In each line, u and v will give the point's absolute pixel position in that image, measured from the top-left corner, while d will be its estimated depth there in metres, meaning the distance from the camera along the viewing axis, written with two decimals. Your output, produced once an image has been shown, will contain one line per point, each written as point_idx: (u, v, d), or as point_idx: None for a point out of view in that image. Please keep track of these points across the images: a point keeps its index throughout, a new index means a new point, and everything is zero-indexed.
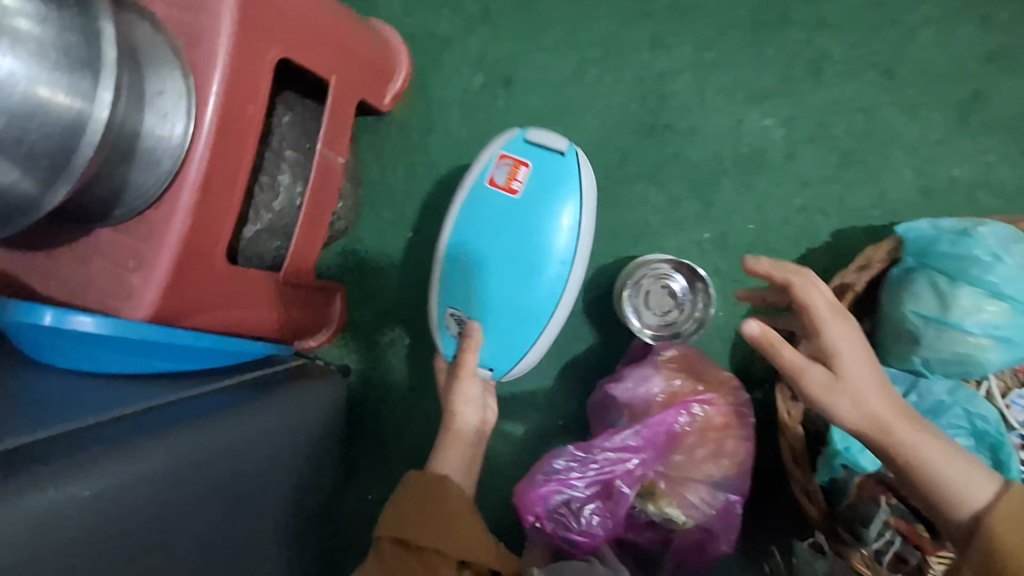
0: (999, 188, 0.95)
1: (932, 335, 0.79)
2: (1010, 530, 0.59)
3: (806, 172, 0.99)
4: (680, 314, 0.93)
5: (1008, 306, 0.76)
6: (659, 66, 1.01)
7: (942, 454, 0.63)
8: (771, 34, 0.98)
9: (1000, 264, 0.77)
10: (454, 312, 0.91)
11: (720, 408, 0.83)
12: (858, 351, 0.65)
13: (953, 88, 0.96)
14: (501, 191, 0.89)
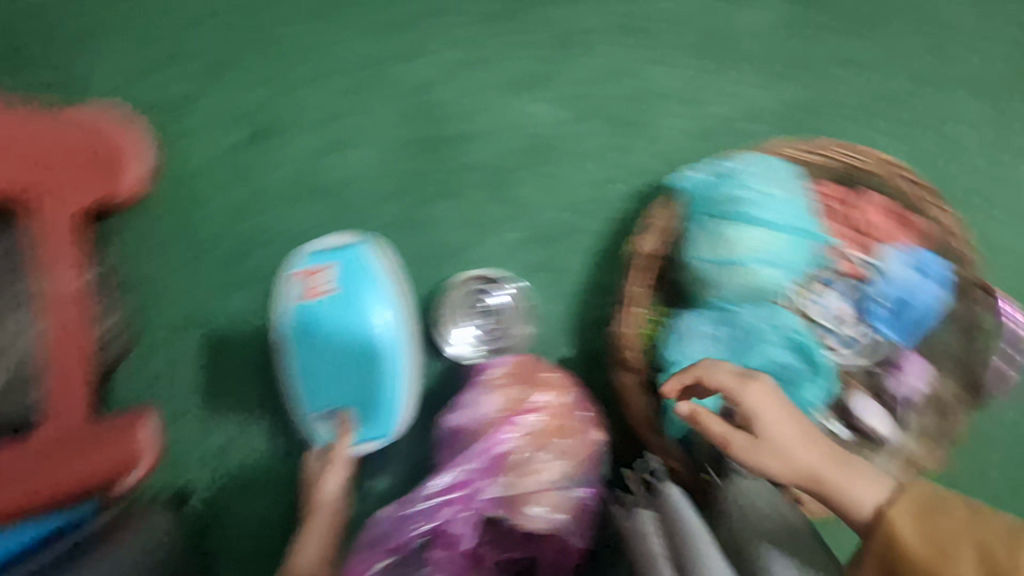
0: (755, 115, 1.03)
1: (725, 277, 0.86)
2: (903, 528, 0.51)
3: (587, 145, 1.02)
4: (506, 317, 0.98)
5: (778, 233, 0.85)
6: (413, 82, 1.00)
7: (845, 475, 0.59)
8: (517, 20, 1.00)
9: (762, 197, 0.85)
10: (319, 415, 0.88)
11: (553, 411, 0.82)
12: (770, 409, 0.67)
13: (693, 33, 1.02)
14: (316, 299, 0.87)
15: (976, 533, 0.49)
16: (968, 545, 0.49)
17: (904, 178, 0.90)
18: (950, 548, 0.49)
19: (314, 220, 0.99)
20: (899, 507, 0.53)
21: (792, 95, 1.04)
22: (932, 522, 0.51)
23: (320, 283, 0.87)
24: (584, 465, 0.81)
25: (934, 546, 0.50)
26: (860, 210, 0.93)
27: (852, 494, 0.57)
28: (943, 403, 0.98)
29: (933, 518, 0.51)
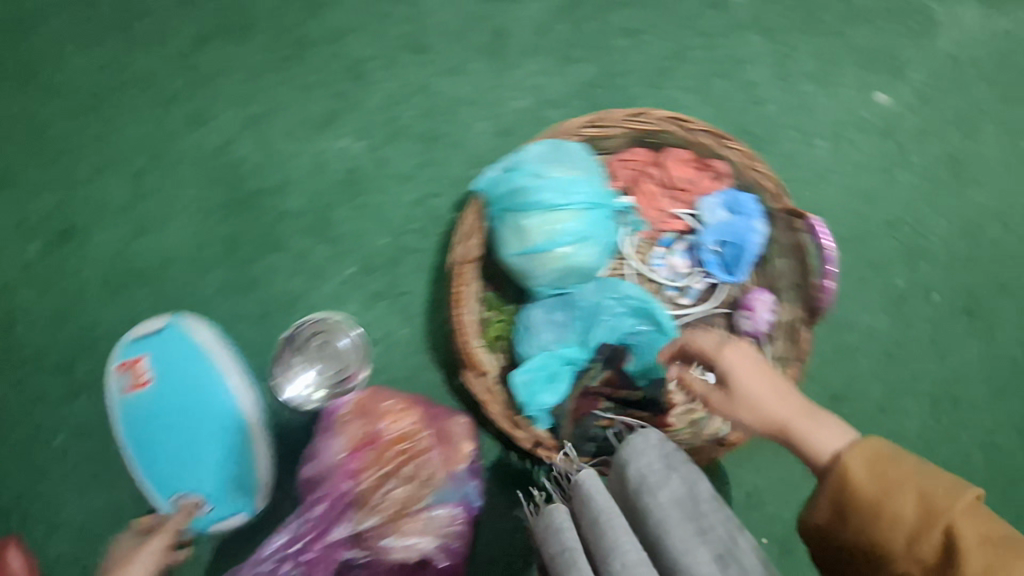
0: (555, 101, 1.05)
1: (534, 264, 0.87)
2: (859, 472, 0.49)
3: (399, 168, 1.03)
4: (350, 359, 0.99)
5: (572, 209, 0.86)
6: (212, 142, 1.00)
7: (812, 419, 0.55)
8: (297, 64, 1.00)
9: (549, 180, 0.86)
10: (176, 498, 0.90)
11: (397, 438, 0.85)
12: (747, 366, 0.62)
13: (472, 38, 1.03)
14: (138, 388, 0.91)
15: (927, 485, 0.47)
16: (915, 492, 0.47)
17: (696, 129, 0.95)
18: (899, 496, 0.47)
19: (140, 307, 1.00)
20: (855, 454, 0.50)
21: (587, 73, 1.05)
22: (884, 467, 0.49)
23: (140, 371, 0.91)
24: (438, 482, 0.84)
25: (881, 491, 0.48)
26: (661, 167, 1.01)
27: (815, 437, 0.53)
28: (798, 330, 0.98)
29: (882, 465, 0.49)
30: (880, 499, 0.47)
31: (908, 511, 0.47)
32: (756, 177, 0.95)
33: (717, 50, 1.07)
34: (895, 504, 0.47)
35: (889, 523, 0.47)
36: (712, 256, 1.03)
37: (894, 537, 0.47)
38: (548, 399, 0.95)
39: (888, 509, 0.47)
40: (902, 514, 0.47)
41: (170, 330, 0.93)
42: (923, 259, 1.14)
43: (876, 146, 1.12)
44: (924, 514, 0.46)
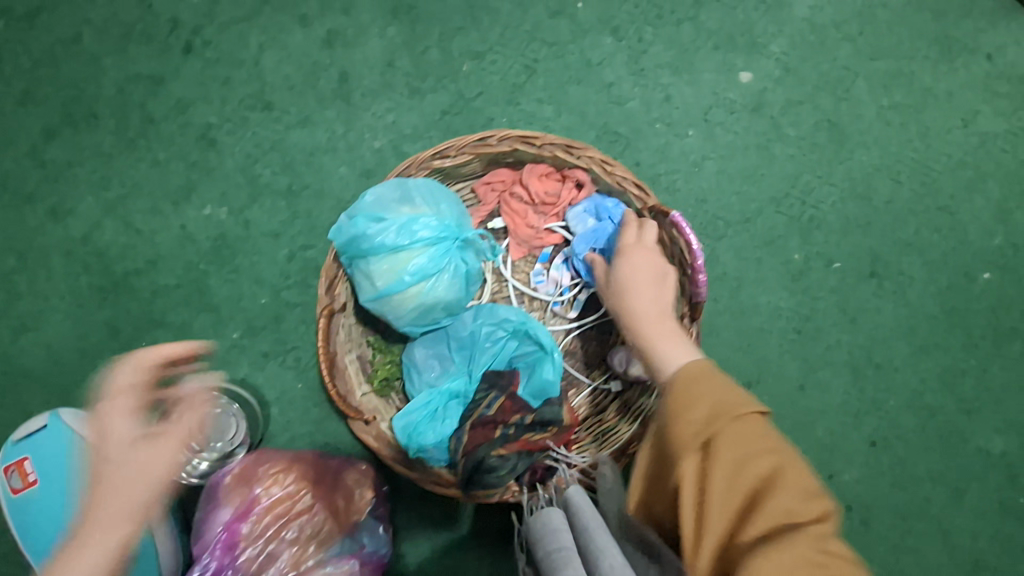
0: (412, 135, 1.06)
1: (388, 307, 0.86)
2: (676, 384, 0.61)
3: (267, 226, 1.04)
4: (230, 433, 0.97)
5: (416, 248, 0.85)
6: (77, 233, 1.02)
7: (666, 341, 0.72)
8: (150, 142, 1.02)
9: (389, 221, 0.85)
10: None
11: (275, 502, 0.84)
12: (652, 276, 0.82)
13: (319, 87, 1.05)
14: (24, 490, 0.91)
15: (721, 398, 0.58)
16: (712, 402, 0.58)
17: (546, 143, 0.94)
18: (697, 401, 0.58)
19: (29, 403, 1.00)
20: (684, 370, 0.62)
21: (439, 103, 1.06)
22: (694, 382, 0.60)
23: (27, 470, 0.91)
24: (325, 539, 0.84)
25: (689, 399, 0.59)
26: (523, 185, 0.99)
27: (665, 360, 0.69)
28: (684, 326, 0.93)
29: (693, 385, 0.59)
30: (684, 404, 0.58)
31: (702, 411, 0.57)
32: (615, 180, 0.94)
33: (565, 57, 1.08)
34: (698, 407, 0.58)
35: (688, 420, 0.57)
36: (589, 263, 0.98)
37: (686, 429, 0.57)
38: (429, 438, 0.92)
39: (691, 410, 0.58)
40: (696, 414, 0.57)
41: (49, 426, 0.93)
42: (818, 229, 1.11)
43: (748, 124, 1.10)
44: (711, 417, 0.57)
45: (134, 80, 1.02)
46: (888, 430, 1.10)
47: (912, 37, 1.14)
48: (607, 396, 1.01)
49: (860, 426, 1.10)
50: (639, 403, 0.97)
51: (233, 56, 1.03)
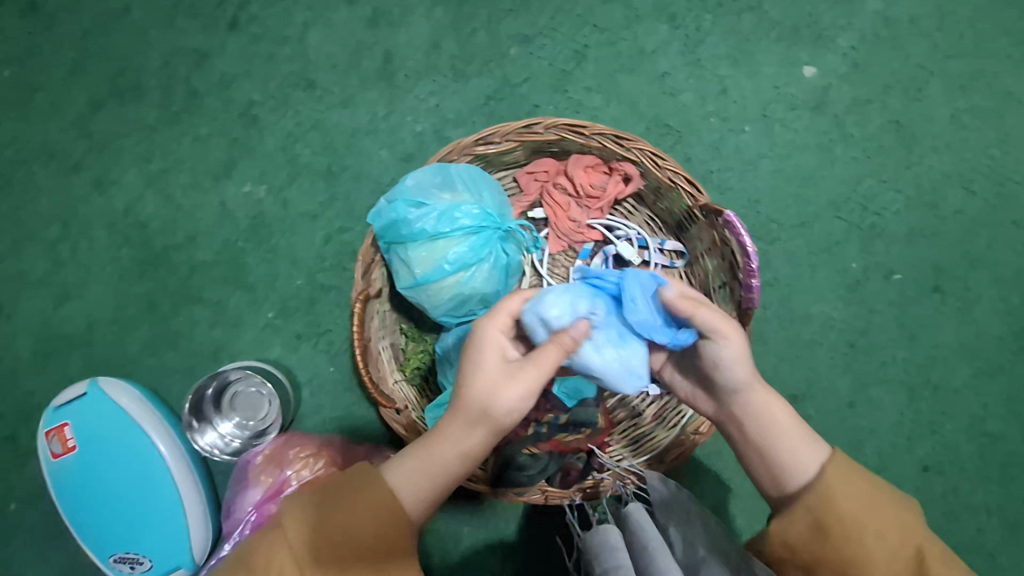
0: (455, 119, 1.02)
1: (423, 297, 0.84)
2: (841, 491, 0.61)
3: (305, 206, 1.02)
4: (264, 414, 0.97)
5: (455, 236, 0.83)
6: (119, 204, 1.02)
7: (790, 422, 0.66)
8: (193, 115, 1.02)
9: (427, 208, 0.82)
10: (117, 556, 0.92)
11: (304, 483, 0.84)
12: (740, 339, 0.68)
13: (363, 66, 1.02)
14: (64, 455, 0.93)
15: (902, 513, 0.60)
16: (893, 518, 0.59)
17: (594, 134, 0.90)
18: (880, 518, 0.59)
19: (70, 370, 1.02)
20: (833, 468, 0.62)
21: (484, 87, 1.03)
22: (860, 487, 0.61)
23: (66, 437, 0.93)
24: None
25: (865, 511, 0.60)
26: (568, 176, 0.96)
27: (800, 452, 0.64)
28: None
29: (864, 491, 0.61)
30: (863, 515, 0.59)
31: (886, 527, 0.59)
32: (665, 175, 0.89)
33: (618, 44, 1.03)
34: (875, 521, 0.59)
35: (875, 538, 0.58)
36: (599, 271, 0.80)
37: (874, 547, 0.58)
38: None
39: (872, 525, 0.59)
40: (883, 532, 0.59)
41: (89, 395, 0.94)
42: (880, 237, 1.04)
43: (810, 123, 1.04)
44: (898, 535, 0.58)
45: (180, 54, 1.02)
46: (943, 455, 1.03)
47: (994, 35, 1.06)
48: (643, 400, 0.97)
49: (912, 449, 1.03)
50: (678, 410, 0.94)
51: (278, 32, 1.02)
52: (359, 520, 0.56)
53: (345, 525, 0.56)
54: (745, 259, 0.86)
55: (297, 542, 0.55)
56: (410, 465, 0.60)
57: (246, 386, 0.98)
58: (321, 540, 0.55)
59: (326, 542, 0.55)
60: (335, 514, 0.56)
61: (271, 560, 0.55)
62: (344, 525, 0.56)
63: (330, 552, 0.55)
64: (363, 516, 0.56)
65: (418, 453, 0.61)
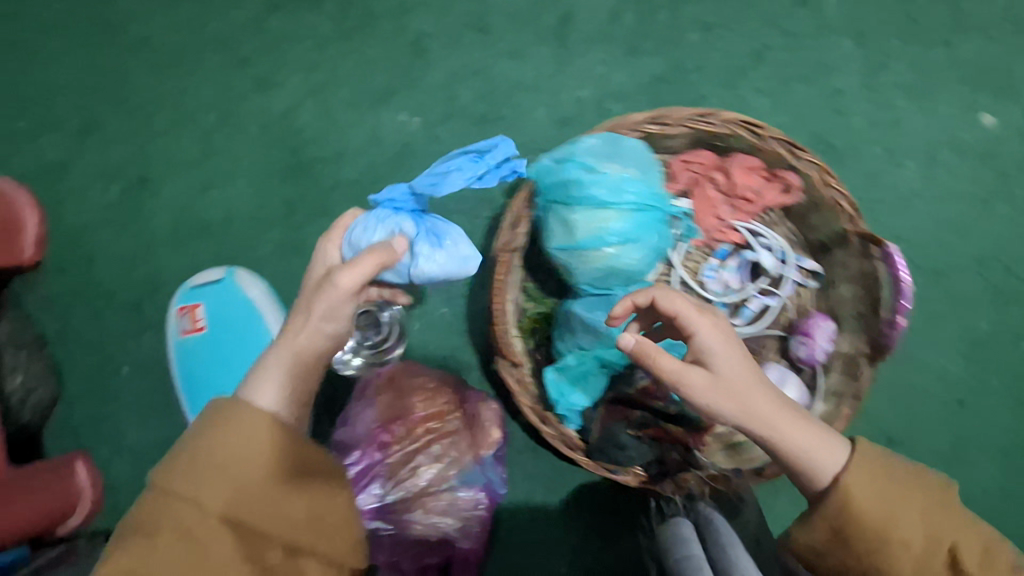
0: (619, 93, 1.02)
1: (574, 260, 0.84)
2: (862, 498, 0.55)
3: (453, 147, 1.03)
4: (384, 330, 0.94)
5: (619, 208, 0.83)
6: (278, 106, 1.03)
7: (792, 425, 0.58)
8: (366, 36, 1.03)
9: (599, 175, 0.83)
10: None
11: (424, 413, 0.88)
12: (726, 343, 0.60)
13: (540, 22, 1.03)
14: (192, 334, 0.97)
15: (932, 511, 0.54)
16: (924, 523, 0.54)
17: (769, 137, 0.89)
18: (904, 516, 0.54)
19: (200, 256, 1.04)
20: (858, 468, 0.56)
21: (654, 67, 1.02)
22: (886, 490, 0.55)
23: (195, 317, 0.97)
24: (464, 464, 0.87)
25: (891, 516, 0.54)
26: (726, 173, 0.95)
27: (816, 458, 0.57)
28: (858, 365, 0.92)
29: (881, 484, 0.55)
30: (888, 527, 0.54)
31: (914, 536, 0.53)
32: (830, 193, 0.88)
33: (798, 52, 1.01)
34: (900, 530, 0.54)
35: (901, 545, 0.53)
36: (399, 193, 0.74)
37: (902, 560, 0.53)
38: (579, 401, 0.91)
39: (896, 534, 0.54)
40: (907, 536, 0.53)
41: (223, 281, 0.98)
42: (1017, 302, 1.02)
43: (973, 171, 1.02)
44: (929, 540, 0.53)
45: None
46: None
47: None
48: None
49: (1005, 519, 1.00)
50: None
51: None
52: (236, 441, 0.46)
53: (221, 451, 0.46)
54: (897, 295, 0.87)
55: (178, 484, 0.45)
56: (279, 384, 0.50)
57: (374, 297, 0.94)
58: (201, 471, 0.45)
59: (207, 473, 0.45)
60: (212, 449, 0.46)
61: (155, 516, 0.44)
62: (220, 453, 0.46)
63: (217, 478, 0.45)
64: (232, 441, 0.47)
65: (263, 373, 0.51)
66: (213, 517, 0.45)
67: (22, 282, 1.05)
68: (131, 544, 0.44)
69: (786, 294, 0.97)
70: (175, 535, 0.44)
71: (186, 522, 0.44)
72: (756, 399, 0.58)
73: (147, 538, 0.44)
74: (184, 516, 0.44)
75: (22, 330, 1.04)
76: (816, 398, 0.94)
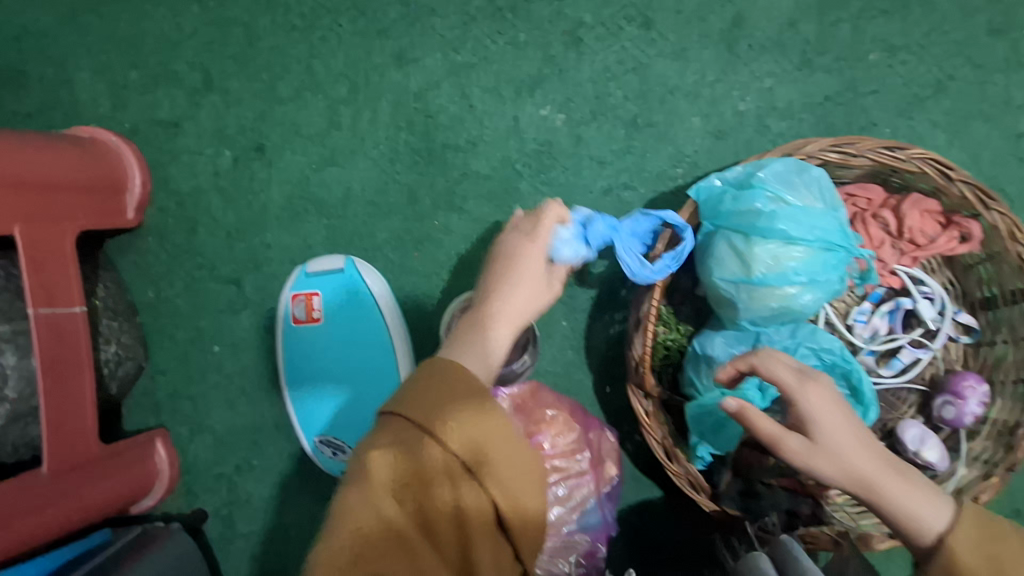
0: (783, 110, 0.94)
1: (742, 296, 0.78)
2: (964, 551, 0.53)
3: (597, 149, 0.95)
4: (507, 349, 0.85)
5: (803, 246, 0.76)
6: (414, 84, 0.95)
7: (901, 483, 0.57)
8: (518, 19, 0.95)
9: (786, 207, 0.75)
10: (323, 438, 0.90)
11: (551, 448, 0.81)
12: (825, 407, 0.60)
13: (708, 22, 0.94)
14: (305, 323, 0.91)
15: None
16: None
17: (960, 181, 0.82)
18: None
19: (312, 237, 0.97)
20: (961, 525, 0.54)
21: (826, 86, 0.93)
22: (989, 540, 0.53)
23: (310, 308, 0.90)
24: (586, 508, 0.80)
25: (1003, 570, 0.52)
26: (896, 213, 0.87)
27: (925, 513, 0.56)
28: (1016, 434, 0.83)
29: (994, 547, 0.53)
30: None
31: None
32: (1016, 250, 0.82)
33: (985, 88, 0.93)
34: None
35: None
36: (603, 227, 0.74)
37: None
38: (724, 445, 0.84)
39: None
40: None
41: (343, 272, 0.91)
42: None
43: None
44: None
45: None
46: None
47: None
48: None
49: None
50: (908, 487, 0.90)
51: None
52: (468, 392, 0.51)
53: (456, 394, 0.50)
54: None
55: (424, 412, 0.49)
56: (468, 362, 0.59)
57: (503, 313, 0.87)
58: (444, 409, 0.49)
59: (450, 410, 0.49)
60: (445, 394, 0.49)
61: (404, 437, 0.48)
62: (453, 396, 0.50)
63: (457, 420, 0.48)
64: (463, 389, 0.51)
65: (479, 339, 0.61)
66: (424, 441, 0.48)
67: (119, 244, 0.98)
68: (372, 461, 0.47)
69: (938, 348, 0.90)
70: (419, 463, 0.47)
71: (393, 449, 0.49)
72: (852, 460, 0.58)
73: (399, 458, 0.47)
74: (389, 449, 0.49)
75: (116, 296, 0.95)
76: (957, 462, 0.88)
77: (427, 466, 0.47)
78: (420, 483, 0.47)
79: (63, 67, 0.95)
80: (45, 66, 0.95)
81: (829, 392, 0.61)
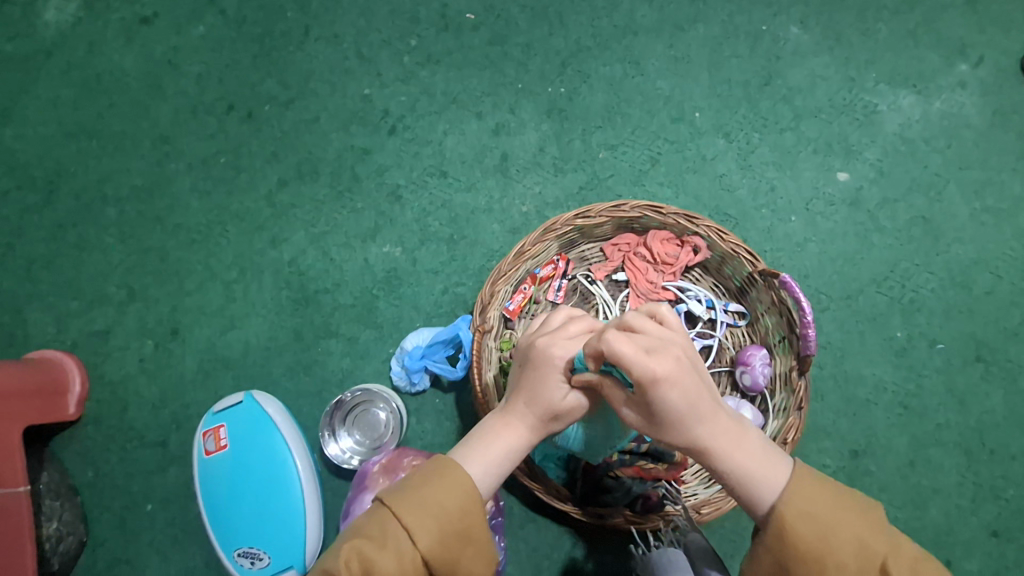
0: (554, 203, 1.29)
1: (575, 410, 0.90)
2: (798, 525, 0.65)
3: (430, 263, 1.26)
4: (385, 431, 1.13)
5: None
6: (287, 256, 1.27)
7: (736, 451, 0.68)
8: (354, 195, 1.30)
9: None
10: (241, 548, 1.08)
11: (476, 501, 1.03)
12: (675, 387, 0.63)
13: (485, 162, 1.31)
14: (215, 452, 1.11)
15: (862, 538, 0.64)
16: (858, 549, 0.64)
17: (670, 213, 1.11)
18: (838, 547, 0.64)
19: (222, 389, 1.22)
20: (796, 500, 0.66)
21: (578, 181, 1.30)
22: (818, 516, 0.65)
23: (219, 438, 1.11)
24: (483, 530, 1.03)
25: (826, 541, 0.64)
26: (646, 247, 1.17)
27: (762, 481, 0.68)
28: (792, 379, 1.07)
29: (819, 514, 0.65)
30: (824, 551, 0.64)
31: (847, 558, 0.64)
32: (729, 247, 1.09)
33: (684, 152, 1.30)
34: (836, 553, 0.64)
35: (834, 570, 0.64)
36: (416, 365, 1.14)
37: None
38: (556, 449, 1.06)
39: (834, 559, 0.64)
40: (843, 561, 0.64)
41: (244, 403, 1.12)
42: (920, 311, 1.20)
43: (847, 216, 1.25)
44: (861, 559, 0.64)
45: (351, 150, 1.32)
46: (1011, 522, 1.12)
47: (998, 153, 1.27)
48: None
49: (979, 514, 1.13)
50: None
51: (424, 137, 1.32)
52: (443, 498, 0.67)
53: (438, 501, 0.67)
54: (801, 313, 1.03)
55: (406, 510, 0.66)
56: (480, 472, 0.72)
57: (378, 405, 1.14)
58: (426, 512, 0.66)
59: (427, 517, 0.66)
60: (432, 497, 0.67)
61: (386, 527, 0.66)
62: (435, 504, 0.67)
63: (428, 521, 0.66)
64: (451, 496, 0.68)
65: (489, 452, 0.72)
66: (415, 551, 0.65)
67: (63, 437, 1.20)
68: (361, 537, 0.65)
69: (721, 335, 1.16)
70: (393, 549, 0.65)
71: (389, 550, 0.64)
72: (694, 434, 0.66)
73: (379, 542, 0.65)
74: (388, 553, 0.64)
75: (59, 480, 1.16)
76: (770, 416, 1.11)
77: (398, 555, 0.64)
78: (390, 563, 0.64)
79: (22, 313, 1.27)
80: (7, 314, 1.27)
81: (683, 379, 0.63)
